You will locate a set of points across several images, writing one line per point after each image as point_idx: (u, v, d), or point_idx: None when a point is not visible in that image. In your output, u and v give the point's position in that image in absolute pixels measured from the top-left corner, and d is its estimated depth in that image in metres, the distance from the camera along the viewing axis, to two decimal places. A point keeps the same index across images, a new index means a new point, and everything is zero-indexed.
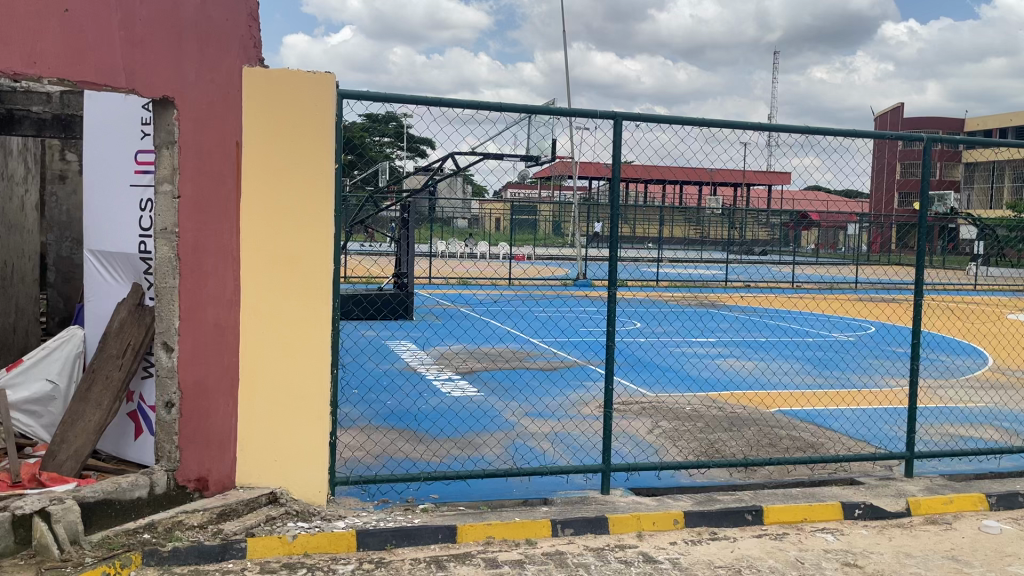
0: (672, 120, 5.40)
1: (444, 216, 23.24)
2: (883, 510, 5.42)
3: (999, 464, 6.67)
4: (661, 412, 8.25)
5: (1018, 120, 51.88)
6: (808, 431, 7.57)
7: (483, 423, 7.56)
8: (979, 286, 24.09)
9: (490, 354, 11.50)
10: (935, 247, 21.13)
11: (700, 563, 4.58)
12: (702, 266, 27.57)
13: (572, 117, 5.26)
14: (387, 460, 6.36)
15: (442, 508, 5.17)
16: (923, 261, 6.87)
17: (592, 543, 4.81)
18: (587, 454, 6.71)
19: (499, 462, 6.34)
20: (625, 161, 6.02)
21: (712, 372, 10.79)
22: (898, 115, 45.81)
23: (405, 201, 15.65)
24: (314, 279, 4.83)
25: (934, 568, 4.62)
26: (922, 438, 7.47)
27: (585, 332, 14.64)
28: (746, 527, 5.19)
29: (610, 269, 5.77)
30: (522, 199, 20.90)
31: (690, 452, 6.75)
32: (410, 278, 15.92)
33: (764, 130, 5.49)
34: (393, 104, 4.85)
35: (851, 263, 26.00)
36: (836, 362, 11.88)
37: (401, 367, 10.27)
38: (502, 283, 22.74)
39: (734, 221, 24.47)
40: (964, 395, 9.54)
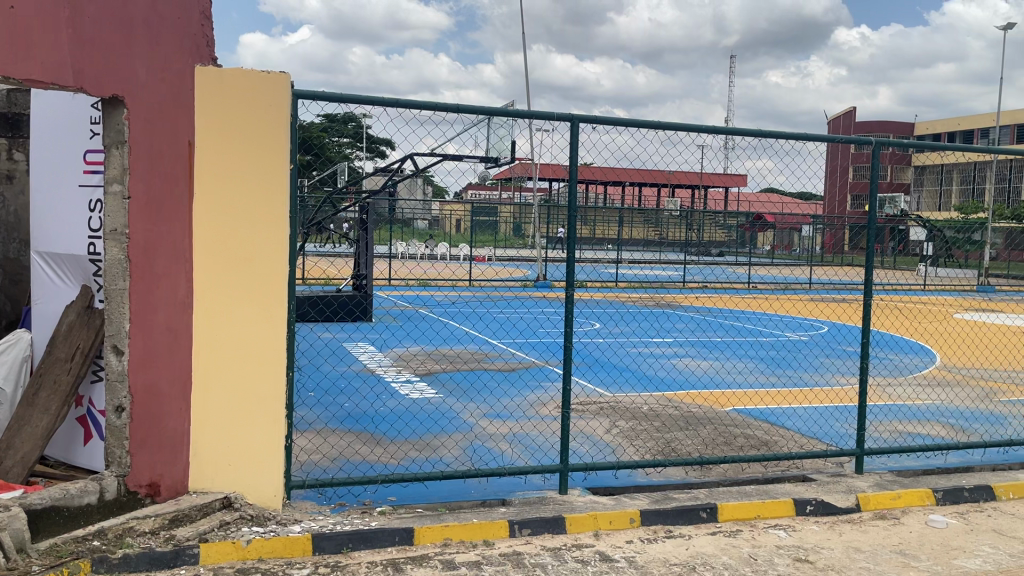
0: (629, 122, 5.45)
1: (404, 218, 23.12)
2: (834, 506, 5.54)
3: (945, 460, 6.85)
4: (618, 412, 8.31)
5: (966, 124, 53.34)
6: (761, 429, 7.70)
7: (441, 425, 7.55)
8: (928, 285, 24.65)
9: (448, 356, 11.47)
10: (885, 248, 21.57)
11: (655, 561, 4.64)
12: (660, 266, 27.84)
13: (530, 119, 5.27)
14: (344, 462, 6.32)
15: (399, 510, 5.15)
16: (873, 262, 7.01)
17: (549, 543, 4.84)
18: (545, 454, 6.73)
19: (457, 464, 6.34)
20: (582, 162, 6.06)
21: (668, 372, 10.89)
22: (851, 118, 46.72)
23: (364, 202, 15.54)
24: (268, 281, 4.79)
25: (882, 562, 4.73)
26: (872, 436, 7.62)
27: (544, 333, 14.69)
28: (701, 525, 5.26)
29: (568, 270, 5.79)
30: (482, 200, 20.88)
31: (647, 451, 6.82)
32: (369, 279, 15.81)
33: (720, 133, 5.58)
34: (350, 104, 4.83)
35: (805, 263, 26.46)
36: (790, 361, 12.05)
37: (359, 369, 10.21)
38: (461, 284, 22.69)
39: (692, 222, 24.76)
40: (912, 392, 9.78)
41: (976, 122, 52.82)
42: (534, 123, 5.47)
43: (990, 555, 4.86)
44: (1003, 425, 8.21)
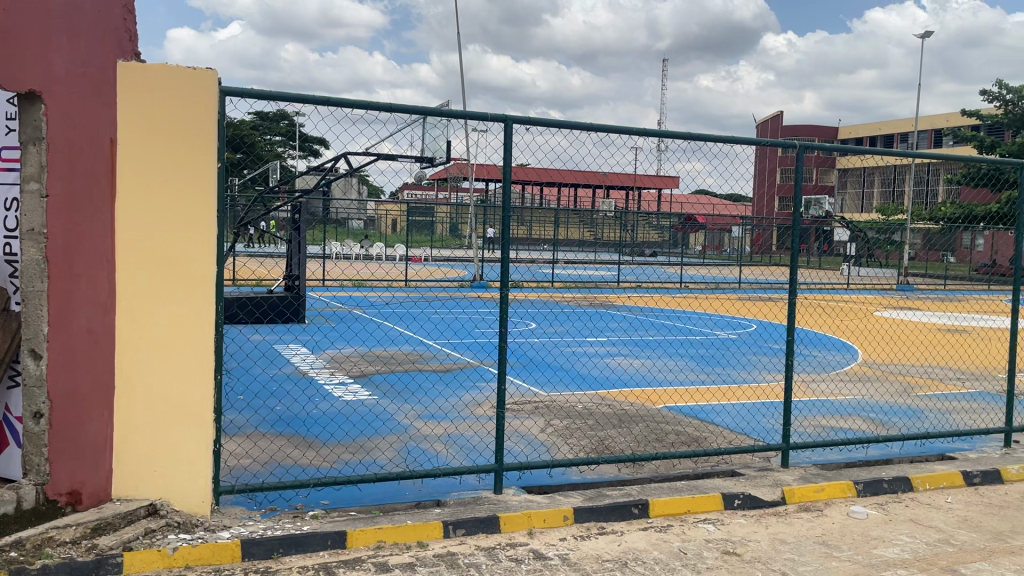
0: (564, 124, 5.50)
1: (339, 218, 22.85)
2: (761, 500, 5.69)
3: (867, 453, 7.10)
4: (553, 411, 8.38)
5: (886, 129, 55.43)
6: (691, 425, 7.86)
7: (375, 426, 7.50)
8: (851, 285, 25.48)
9: (383, 357, 11.40)
10: (811, 249, 22.20)
11: (588, 558, 4.69)
12: (594, 267, 28.14)
13: (465, 118, 5.26)
14: (275, 467, 6.22)
15: (332, 514, 5.10)
16: (798, 262, 7.22)
17: (482, 543, 4.85)
18: (480, 454, 6.74)
19: (392, 465, 6.30)
20: (518, 163, 6.09)
21: (602, 371, 11.04)
22: (778, 123, 48.06)
23: (297, 202, 15.30)
24: (193, 282, 4.68)
25: (807, 553, 4.88)
26: (798, 430, 7.85)
27: (480, 333, 14.72)
28: (633, 521, 5.35)
29: (503, 269, 5.76)
30: (417, 201, 20.77)
31: (580, 449, 6.89)
32: (301, 280, 15.58)
33: (652, 136, 5.68)
34: (279, 103, 4.74)
35: (734, 264, 27.10)
36: (720, 359, 12.33)
37: (291, 372, 10.05)
38: (397, 285, 22.54)
39: (626, 222, 25.10)
40: (835, 388, 10.12)
41: (895, 127, 54.77)
42: (468, 124, 5.48)
43: (907, 544, 5.05)
44: (920, 418, 8.56)
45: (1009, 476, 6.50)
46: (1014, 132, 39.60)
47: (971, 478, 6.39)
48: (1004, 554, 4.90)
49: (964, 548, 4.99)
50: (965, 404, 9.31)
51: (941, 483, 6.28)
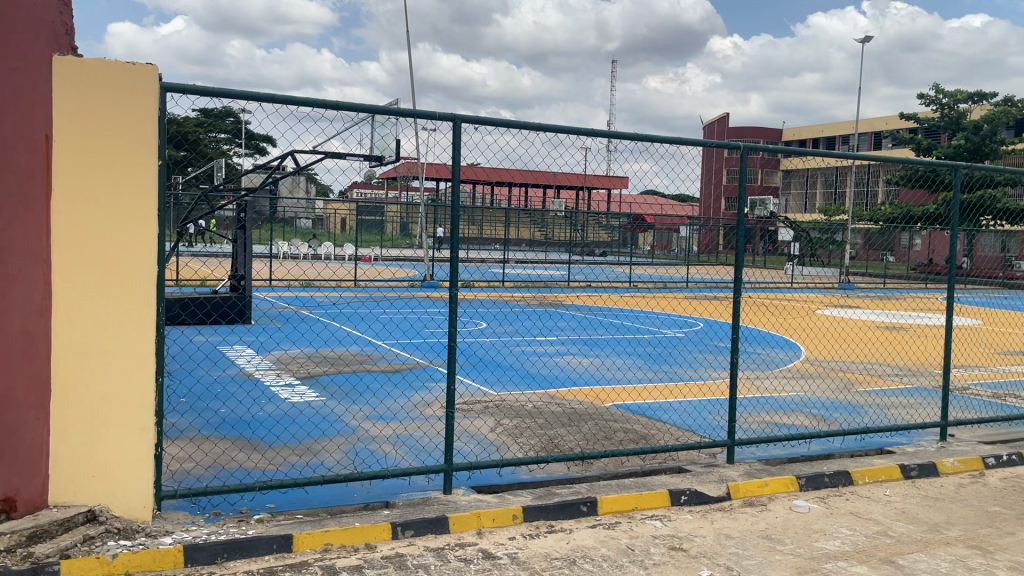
0: (513, 124, 5.50)
1: (287, 217, 22.54)
2: (707, 496, 5.78)
3: (809, 449, 7.26)
4: (503, 410, 8.39)
5: (828, 131, 56.78)
6: (638, 423, 7.94)
7: (323, 428, 7.41)
8: (795, 284, 26.02)
9: (331, 358, 11.28)
10: (757, 248, 22.59)
11: (537, 556, 4.71)
12: (545, 267, 28.26)
13: (413, 117, 5.23)
14: (219, 470, 6.11)
15: (278, 517, 5.02)
16: (742, 260, 7.34)
17: (431, 543, 4.83)
18: (429, 455, 6.71)
19: (339, 467, 6.24)
20: (466, 163, 6.07)
21: (552, 370, 11.10)
22: (724, 124, 48.91)
23: (242, 201, 15.03)
24: (135, 282, 4.58)
25: (751, 547, 4.97)
26: (742, 426, 7.99)
27: (430, 333, 14.66)
28: (581, 518, 5.38)
29: (452, 269, 5.72)
30: (366, 200, 20.59)
31: (530, 448, 6.91)
32: (247, 280, 15.31)
33: (600, 136, 5.72)
34: (223, 100, 4.66)
35: (682, 263, 27.46)
36: (667, 357, 12.48)
37: (237, 373, 9.88)
38: (346, 285, 22.31)
39: (576, 222, 25.26)
40: (778, 385, 10.33)
41: (836, 129, 56.11)
42: (417, 123, 5.44)
43: (847, 536, 5.18)
44: (860, 414, 8.78)
45: (944, 468, 6.71)
46: (949, 134, 40.86)
47: (908, 472, 6.57)
48: (939, 544, 5.05)
49: (901, 540, 5.13)
50: (902, 399, 9.59)
51: (881, 477, 6.46)
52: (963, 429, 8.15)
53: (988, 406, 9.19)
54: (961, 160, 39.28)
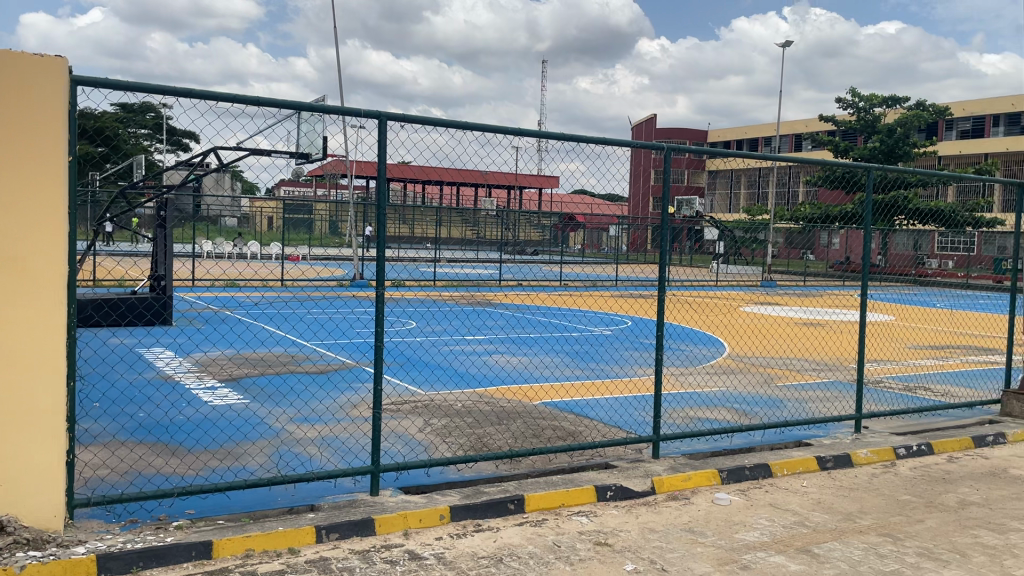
0: (441, 123, 5.47)
1: (211, 215, 21.98)
2: (632, 491, 5.86)
3: (731, 443, 7.44)
4: (431, 410, 8.35)
5: (751, 133, 58.33)
6: (567, 420, 8.01)
7: (245, 431, 7.26)
8: (720, 282, 26.67)
9: (256, 359, 11.04)
10: (684, 246, 23.04)
11: (463, 556, 4.70)
12: (477, 266, 28.25)
13: (340, 115, 5.16)
14: (136, 476, 5.92)
15: (198, 524, 4.88)
16: (667, 259, 7.45)
17: (357, 546, 4.76)
18: (356, 456, 6.63)
19: (263, 471, 6.12)
20: (393, 162, 5.99)
21: (480, 368, 11.13)
22: (651, 126, 49.77)
23: (162, 199, 14.56)
24: (45, 283, 4.39)
25: (673, 540, 5.06)
26: (667, 422, 8.14)
27: (358, 333, 14.51)
28: (508, 516, 5.40)
29: (378, 269, 5.64)
30: (293, 198, 20.21)
31: (458, 448, 6.88)
32: (168, 281, 14.86)
33: (529, 136, 5.73)
34: (137, 94, 4.50)
35: (612, 262, 27.81)
36: (594, 355, 12.61)
37: (155, 376, 9.59)
38: (274, 285, 21.87)
39: (508, 222, 25.31)
40: (702, 380, 10.57)
41: (759, 131, 57.72)
42: (342, 119, 5.36)
43: (766, 528, 5.32)
44: (781, 408, 9.04)
45: (858, 459, 6.95)
46: (866, 137, 42.38)
47: (824, 463, 6.79)
48: (853, 533, 5.24)
49: (817, 529, 5.30)
50: (820, 393, 9.92)
51: (798, 469, 6.66)
52: (876, 421, 8.48)
53: (900, 398, 9.58)
54: (876, 162, 40.85)
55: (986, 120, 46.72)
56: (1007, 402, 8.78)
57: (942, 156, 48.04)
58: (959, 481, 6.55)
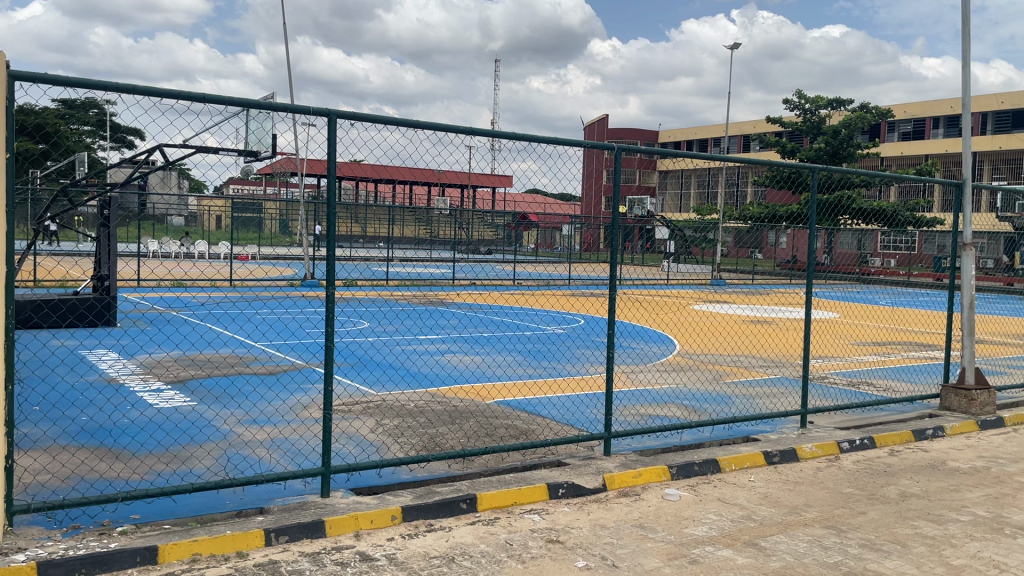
0: (392, 121, 5.44)
1: (157, 213, 21.51)
2: (583, 488, 5.91)
3: (681, 439, 7.54)
4: (384, 410, 8.30)
5: (700, 133, 59.15)
6: (520, 419, 8.04)
7: (192, 434, 7.13)
8: (671, 280, 27.00)
9: (205, 361, 10.86)
10: (636, 244, 23.30)
11: (415, 556, 4.69)
12: (430, 265, 28.16)
13: (288, 112, 5.09)
14: (78, 481, 5.77)
15: (144, 528, 4.79)
16: (618, 258, 7.50)
17: (307, 548, 4.71)
18: (306, 458, 6.55)
19: (210, 474, 6.01)
20: (343, 161, 5.93)
21: (434, 368, 11.10)
22: (603, 126, 50.13)
23: (106, 197, 14.20)
24: None
25: (624, 536, 5.12)
26: (619, 419, 8.23)
27: (310, 333, 14.36)
28: (461, 516, 5.40)
29: (328, 268, 5.57)
30: (243, 196, 19.92)
31: (411, 448, 6.86)
32: (112, 281, 14.52)
33: (481, 135, 5.73)
34: (79, 90, 4.39)
35: (565, 261, 27.97)
36: (548, 353, 12.67)
37: (100, 379, 9.35)
38: (223, 285, 21.50)
39: (462, 221, 25.31)
40: (653, 377, 10.71)
41: (709, 132, 58.59)
42: (291, 116, 5.30)
43: (715, 522, 5.40)
44: (729, 404, 9.20)
45: (803, 454, 7.11)
46: (811, 138, 43.27)
47: (771, 458, 6.93)
48: (798, 526, 5.35)
49: (764, 523, 5.41)
50: (767, 389, 10.11)
51: (745, 464, 6.78)
52: (821, 416, 8.68)
53: (843, 393, 9.82)
54: (822, 162, 41.78)
55: (927, 122, 48.12)
56: (945, 396, 9.06)
57: (885, 156, 49.43)
58: (900, 474, 6.74)
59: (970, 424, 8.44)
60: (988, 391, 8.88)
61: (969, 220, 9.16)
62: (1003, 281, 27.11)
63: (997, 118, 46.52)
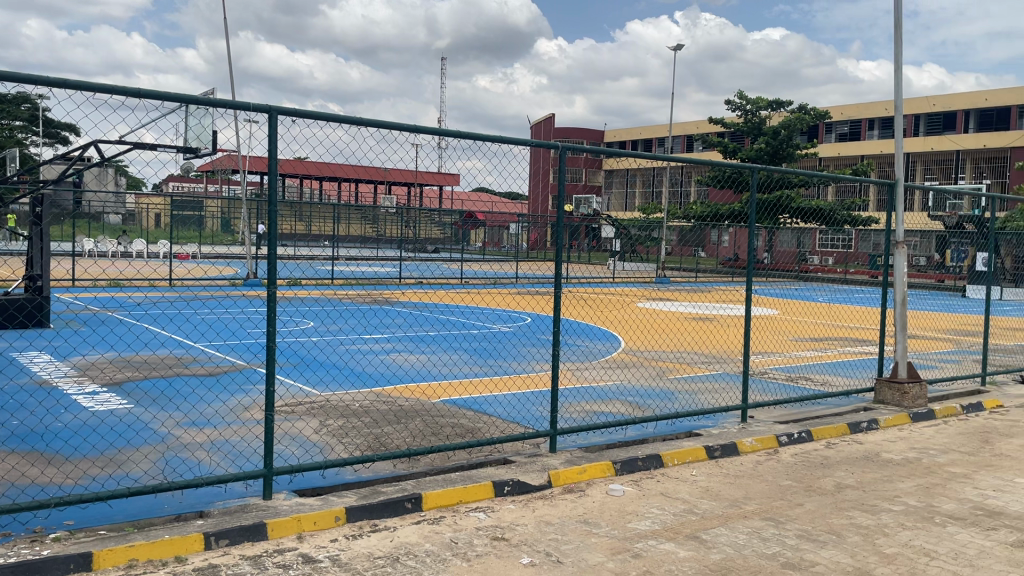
0: (334, 117, 5.37)
1: (93, 210, 20.93)
2: (529, 485, 5.94)
3: (625, 434, 7.62)
4: (327, 410, 8.21)
5: (645, 132, 59.85)
6: (466, 417, 8.03)
7: (128, 437, 6.96)
8: (617, 279, 27.29)
9: (143, 362, 10.60)
10: (582, 242, 23.49)
11: (359, 556, 4.65)
12: (376, 264, 27.95)
13: (227, 107, 4.99)
14: (7, 487, 5.58)
15: (77, 535, 4.64)
16: (563, 256, 7.53)
17: (248, 551, 4.64)
18: (247, 460, 6.45)
19: (147, 478, 5.87)
20: (285, 159, 5.84)
21: (379, 367, 11.03)
22: (549, 124, 50.36)
23: (37, 194, 13.75)
24: None
25: (568, 532, 5.15)
26: (564, 416, 8.29)
27: (252, 333, 14.13)
28: (406, 515, 5.37)
29: (269, 268, 5.47)
30: (181, 194, 19.46)
31: (355, 448, 6.81)
32: (45, 280, 14.08)
33: (425, 133, 5.69)
34: (8, 83, 4.24)
35: (512, 259, 28.05)
36: (494, 352, 12.70)
37: (32, 382, 9.06)
38: (161, 284, 20.99)
39: (408, 219, 25.21)
40: (599, 374, 10.80)
41: (653, 131, 59.34)
42: (231, 112, 5.20)
43: (657, 516, 5.48)
44: (672, 400, 9.33)
45: (743, 448, 7.25)
46: (752, 138, 44.12)
47: (712, 452, 7.05)
48: (738, 518, 5.46)
49: (705, 516, 5.50)
50: (709, 384, 10.27)
51: (688, 458, 6.89)
52: (761, 410, 8.86)
53: (783, 389, 10.04)
54: (763, 162, 42.63)
55: (862, 123, 49.47)
56: (879, 390, 9.34)
57: (823, 157, 50.65)
58: (836, 466, 6.93)
59: (902, 417, 8.71)
60: (920, 384, 9.18)
61: (902, 219, 9.43)
62: (935, 279, 27.94)
63: (929, 120, 48.07)
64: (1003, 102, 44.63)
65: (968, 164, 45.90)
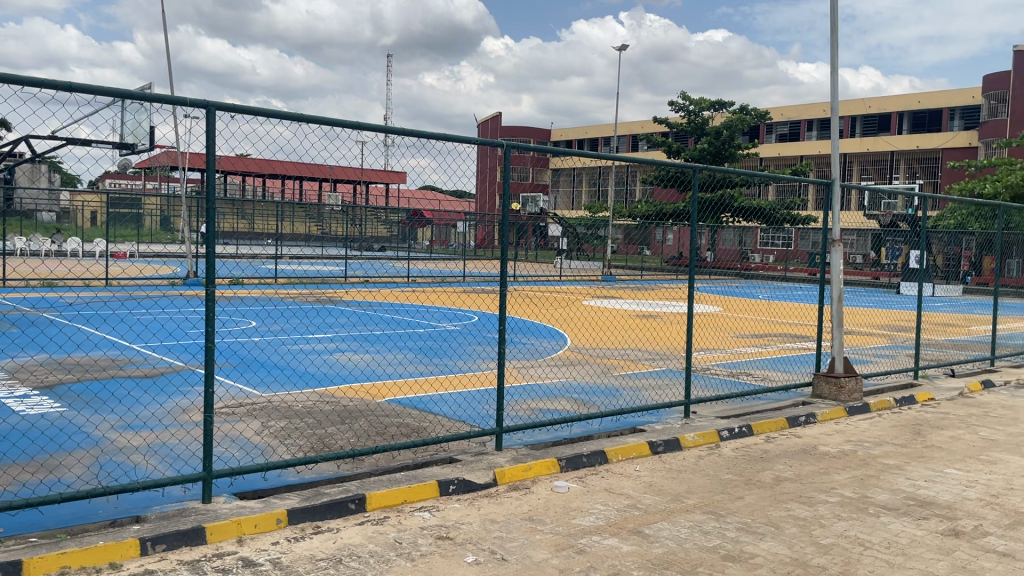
0: (275, 113, 5.28)
1: (24, 207, 20.25)
2: (474, 483, 5.94)
3: (571, 432, 7.67)
4: (269, 412, 8.08)
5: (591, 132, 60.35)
6: (411, 417, 7.98)
7: (61, 441, 6.75)
8: (564, 276, 27.44)
9: (78, 364, 10.28)
10: (529, 240, 23.55)
11: (301, 559, 4.58)
12: (321, 263, 27.62)
13: (163, 103, 4.87)
14: None
15: (6, 543, 4.48)
16: (508, 253, 7.52)
17: (186, 556, 4.54)
18: (185, 463, 6.30)
19: (81, 483, 5.70)
20: (224, 156, 5.71)
21: (325, 367, 10.91)
22: (496, 123, 50.37)
23: None
24: None
25: (513, 529, 5.16)
26: (510, 414, 8.30)
27: (193, 334, 13.81)
28: (349, 516, 5.31)
29: (207, 267, 5.34)
30: (117, 190, 18.98)
31: (298, 449, 6.71)
32: None
33: (370, 130, 5.62)
34: None
35: (459, 257, 27.98)
36: (440, 351, 12.64)
37: None
38: (96, 283, 20.39)
39: (354, 218, 24.96)
40: (545, 372, 10.84)
41: (599, 130, 59.80)
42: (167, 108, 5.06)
43: (601, 512, 5.53)
44: (617, 396, 9.43)
45: (686, 443, 7.35)
46: (696, 138, 44.80)
47: (656, 448, 7.13)
48: (679, 513, 5.53)
49: (648, 511, 5.57)
50: (652, 381, 10.40)
51: (632, 454, 6.96)
52: (704, 406, 8.99)
53: (724, 384, 10.22)
54: (706, 162, 43.29)
55: (802, 124, 50.61)
56: (817, 384, 9.55)
57: (764, 157, 51.66)
58: (775, 459, 7.07)
59: (838, 411, 8.93)
60: (856, 378, 9.42)
61: (838, 218, 9.67)
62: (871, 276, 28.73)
63: (865, 121, 49.39)
64: (935, 103, 46.08)
65: (902, 164, 47.26)
